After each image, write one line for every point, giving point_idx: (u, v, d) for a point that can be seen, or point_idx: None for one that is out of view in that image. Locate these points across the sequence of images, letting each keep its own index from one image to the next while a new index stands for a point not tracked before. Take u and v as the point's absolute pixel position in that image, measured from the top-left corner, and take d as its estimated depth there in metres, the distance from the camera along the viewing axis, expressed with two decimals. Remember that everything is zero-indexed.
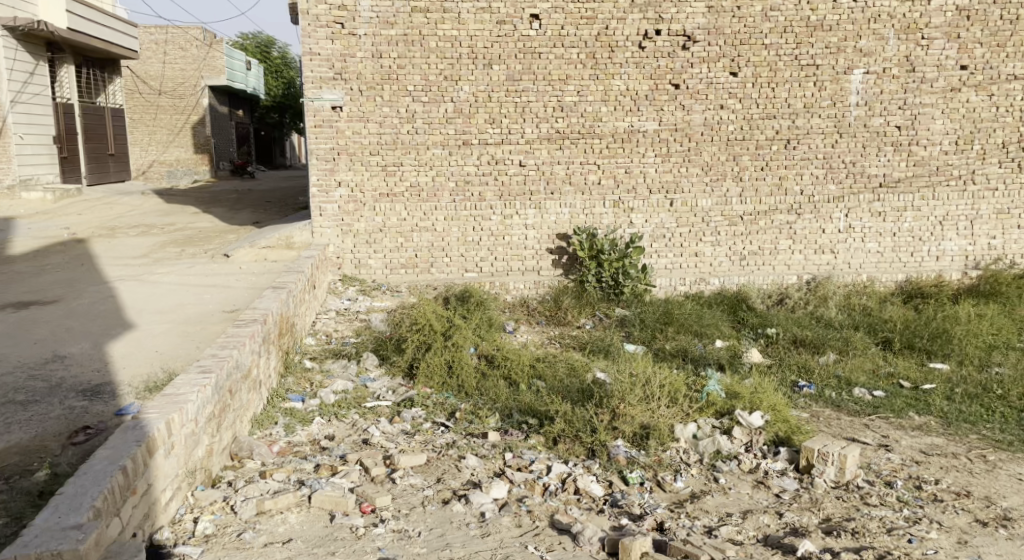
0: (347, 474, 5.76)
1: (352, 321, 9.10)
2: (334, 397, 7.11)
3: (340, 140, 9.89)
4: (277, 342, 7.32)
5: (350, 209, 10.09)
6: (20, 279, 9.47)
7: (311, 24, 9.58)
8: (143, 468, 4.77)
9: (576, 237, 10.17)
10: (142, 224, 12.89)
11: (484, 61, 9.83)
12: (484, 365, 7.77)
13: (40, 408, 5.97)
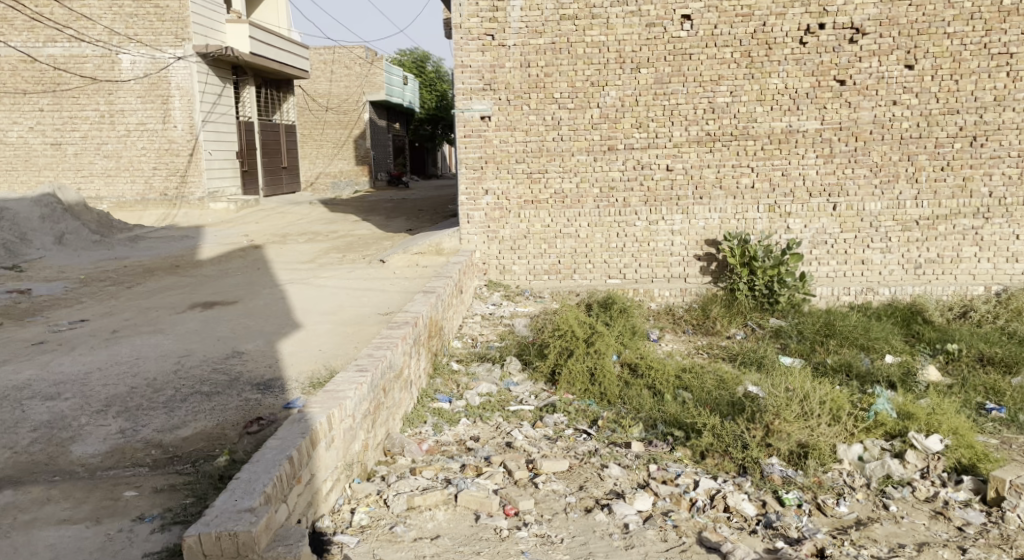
0: (492, 476, 5.74)
1: (496, 326, 9.14)
2: (479, 399, 7.15)
3: (487, 149, 9.98)
4: (427, 344, 7.45)
5: (496, 216, 10.17)
6: (206, 282, 10.10)
7: (463, 37, 9.73)
8: (307, 459, 4.92)
9: (728, 243, 9.81)
10: (308, 231, 13.53)
11: (632, 65, 9.66)
12: (627, 374, 7.63)
13: (221, 399, 6.31)
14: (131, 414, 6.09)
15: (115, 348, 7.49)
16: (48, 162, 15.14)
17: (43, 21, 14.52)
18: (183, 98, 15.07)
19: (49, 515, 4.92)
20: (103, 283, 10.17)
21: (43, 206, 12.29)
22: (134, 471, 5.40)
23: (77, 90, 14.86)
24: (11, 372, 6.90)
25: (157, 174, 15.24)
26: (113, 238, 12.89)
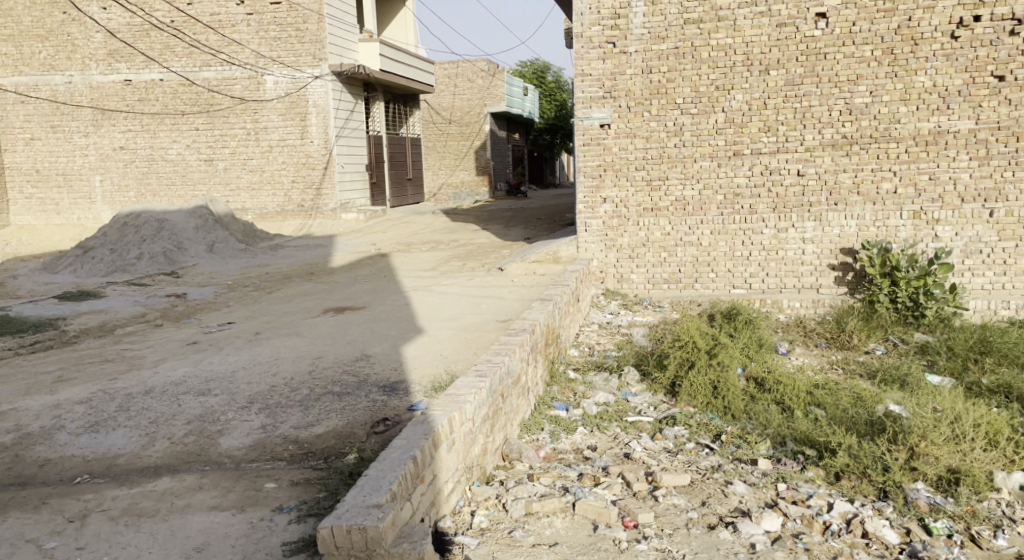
0: (610, 487, 5.89)
1: (614, 335, 9.28)
2: (596, 408, 7.32)
3: (607, 157, 10.16)
4: (544, 352, 7.68)
5: (614, 224, 10.31)
6: (336, 288, 10.67)
7: (584, 46, 9.97)
8: (430, 460, 5.17)
9: (866, 252, 9.61)
10: (431, 240, 14.04)
11: (761, 67, 9.63)
12: (753, 389, 7.61)
13: (351, 399, 6.72)
14: (271, 411, 6.57)
15: (257, 349, 8.07)
16: (201, 177, 16.35)
17: (199, 48, 15.91)
18: (319, 114, 15.92)
19: (200, 501, 5.32)
20: (247, 289, 10.92)
21: (197, 217, 13.29)
22: (273, 465, 5.82)
23: (227, 110, 16.09)
24: (168, 369, 7.54)
25: (296, 186, 16.20)
26: (256, 247, 13.76)
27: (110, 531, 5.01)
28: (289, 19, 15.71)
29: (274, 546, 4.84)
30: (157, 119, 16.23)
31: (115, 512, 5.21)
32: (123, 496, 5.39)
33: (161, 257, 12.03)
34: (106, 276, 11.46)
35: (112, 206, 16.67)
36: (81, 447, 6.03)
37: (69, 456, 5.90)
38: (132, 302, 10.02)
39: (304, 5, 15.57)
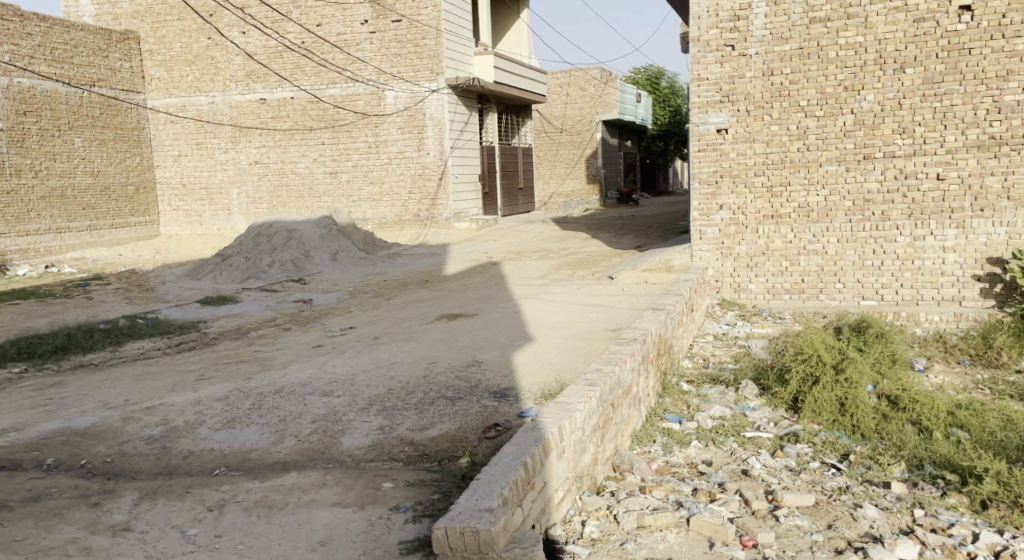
0: (727, 503, 5.82)
1: (730, 347, 9.19)
2: (711, 422, 7.29)
3: (723, 162, 10.13)
4: (656, 362, 7.71)
5: (731, 231, 10.24)
6: (449, 295, 10.97)
7: (701, 50, 10.00)
8: (540, 467, 5.29)
9: (1018, 262, 9.17)
10: (542, 248, 14.21)
11: (895, 65, 9.37)
12: (884, 407, 7.43)
13: (464, 404, 6.94)
14: (389, 413, 6.88)
15: (377, 353, 8.42)
16: (327, 190, 17.25)
17: (326, 66, 16.79)
18: (435, 127, 16.37)
19: (324, 497, 5.62)
20: (367, 295, 11.38)
21: (323, 227, 13.92)
22: (390, 465, 6.09)
23: (351, 124, 16.85)
24: (296, 370, 7.97)
25: (412, 197, 16.71)
26: (375, 255, 14.29)
27: (243, 521, 5.34)
28: (409, 35, 16.26)
29: (391, 544, 5.05)
30: (287, 135, 17.29)
31: (247, 503, 5.55)
32: (256, 490, 5.74)
33: (290, 265, 12.70)
34: (241, 282, 12.17)
35: (247, 217, 17.96)
36: (218, 441, 6.46)
37: (208, 450, 6.33)
38: (264, 307, 10.63)
39: (423, 21, 16.10)
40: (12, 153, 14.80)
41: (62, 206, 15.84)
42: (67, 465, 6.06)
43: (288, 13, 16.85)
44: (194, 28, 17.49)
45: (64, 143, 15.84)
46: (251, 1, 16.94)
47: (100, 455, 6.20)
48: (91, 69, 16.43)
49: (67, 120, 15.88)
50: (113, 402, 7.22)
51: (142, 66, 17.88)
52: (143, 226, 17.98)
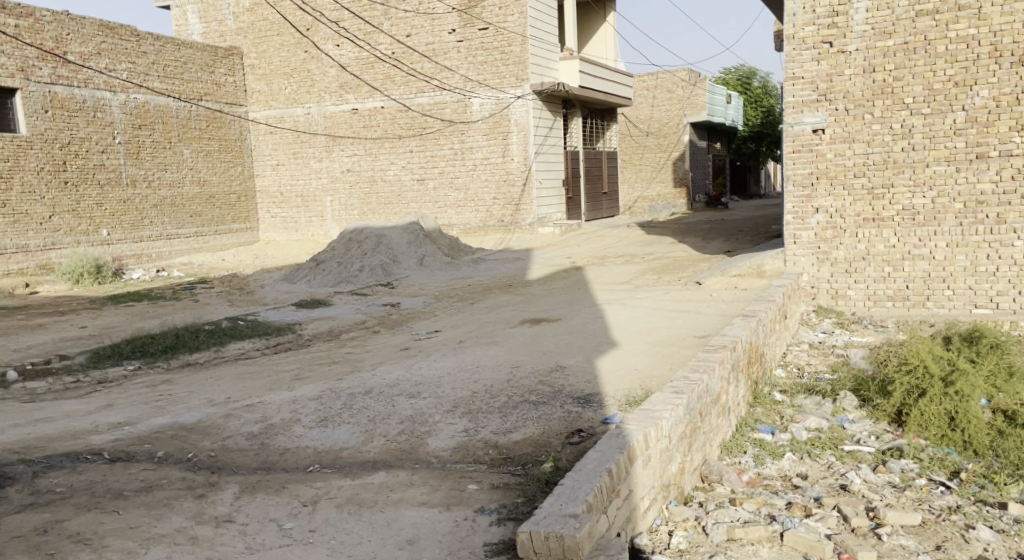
0: (825, 519, 5.72)
1: (827, 356, 8.99)
2: (806, 434, 7.18)
3: (820, 163, 9.96)
4: (746, 371, 7.63)
5: (827, 235, 10.03)
6: (532, 300, 11.06)
7: (796, 48, 9.86)
8: (625, 474, 5.32)
9: None
10: (627, 253, 14.18)
11: (1011, 58, 9.05)
12: (999, 422, 7.14)
13: (547, 409, 7.02)
14: (473, 416, 7.01)
15: (461, 356, 8.57)
16: (414, 196, 17.66)
17: (415, 76, 17.19)
18: (520, 133, 16.50)
19: (412, 497, 5.77)
20: (453, 299, 11.59)
21: (410, 232, 14.22)
22: (475, 468, 6.21)
23: (438, 132, 17.17)
24: (384, 372, 8.18)
25: (497, 203, 16.90)
26: (460, 260, 14.53)
27: (335, 517, 5.53)
28: (496, 43, 16.44)
29: (477, 546, 5.15)
30: (377, 143, 17.82)
31: (340, 500, 5.75)
32: (348, 487, 5.93)
33: (379, 269, 13.02)
34: (333, 286, 12.57)
35: (339, 224, 18.75)
36: (312, 439, 6.70)
37: (302, 447, 6.57)
38: (354, 310, 10.95)
39: (508, 29, 16.23)
40: (129, 165, 16.22)
41: (173, 214, 17.17)
42: (175, 458, 6.37)
43: (379, 25, 17.34)
44: (292, 43, 18.37)
45: (175, 154, 17.16)
46: (345, 14, 17.54)
47: (205, 450, 6.50)
48: (199, 85, 17.70)
49: (178, 132, 17.19)
50: (216, 400, 7.56)
51: (245, 80, 18.97)
52: (245, 233, 19.21)
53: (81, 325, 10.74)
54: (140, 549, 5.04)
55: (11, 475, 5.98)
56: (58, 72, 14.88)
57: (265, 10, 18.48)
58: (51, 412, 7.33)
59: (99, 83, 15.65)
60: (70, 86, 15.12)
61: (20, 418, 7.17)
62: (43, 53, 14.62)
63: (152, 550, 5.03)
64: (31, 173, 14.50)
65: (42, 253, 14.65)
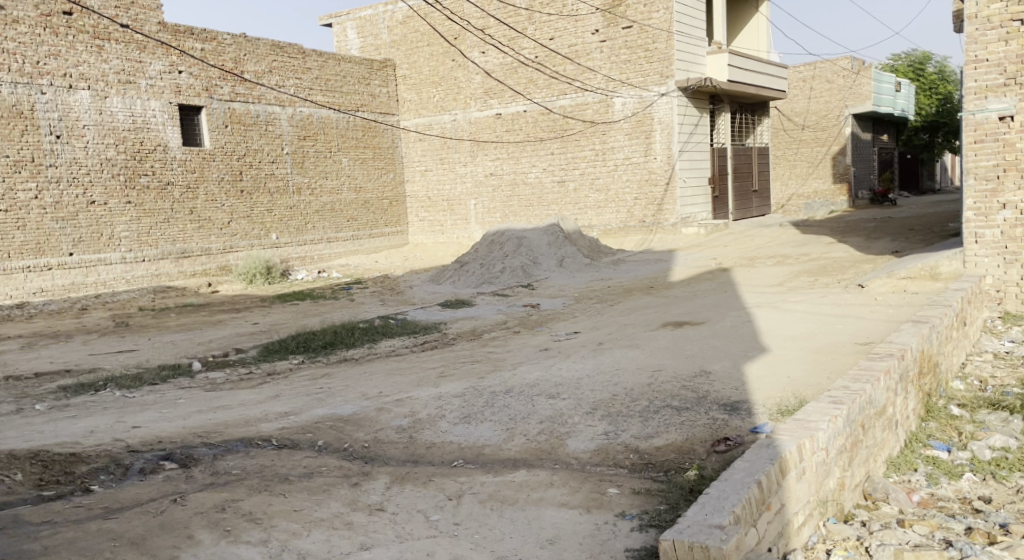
0: (1010, 548, 5.30)
1: (1015, 367, 8.34)
2: (989, 453, 6.72)
3: (1007, 154, 9.32)
4: (917, 382, 7.22)
5: (1016, 233, 9.35)
6: (678, 302, 10.88)
7: (980, 28, 9.30)
8: (777, 487, 5.15)
9: None
10: (779, 254, 13.69)
11: None
12: None
13: (690, 415, 6.88)
14: (613, 419, 6.96)
15: (600, 359, 8.53)
16: (555, 198, 17.80)
17: (558, 79, 17.29)
18: (663, 131, 16.12)
19: (553, 497, 5.79)
20: (592, 301, 11.54)
21: (550, 234, 14.30)
22: (614, 471, 6.17)
23: (579, 133, 17.20)
24: (525, 372, 8.26)
25: (638, 203, 16.67)
26: (600, 261, 14.46)
27: (478, 512, 5.62)
28: (639, 41, 16.17)
29: (617, 550, 5.12)
30: (520, 147, 18.10)
31: (483, 496, 5.84)
32: (490, 483, 6.02)
33: (520, 271, 13.19)
34: (476, 286, 12.87)
35: (483, 226, 19.16)
36: (456, 435, 6.85)
37: (447, 442, 6.73)
38: (496, 311, 11.10)
39: (653, 25, 15.90)
40: (295, 173, 17.26)
41: (332, 219, 18.12)
42: (333, 448, 6.67)
43: (523, 30, 17.55)
44: (440, 52, 18.96)
45: (334, 163, 18.11)
46: (491, 21, 17.92)
47: (359, 441, 6.77)
48: (356, 97, 18.58)
49: (337, 142, 18.13)
50: (369, 393, 7.86)
51: (397, 90, 19.76)
52: (396, 236, 19.96)
53: (253, 320, 11.47)
54: (302, 531, 5.29)
55: (194, 456, 6.41)
56: (236, 90, 16.11)
57: (416, 22, 19.21)
58: (227, 401, 7.82)
59: (271, 99, 16.76)
60: (246, 103, 16.32)
61: (200, 405, 7.69)
62: (223, 73, 15.86)
63: (312, 533, 5.27)
64: (213, 184, 15.77)
65: (222, 255, 15.98)
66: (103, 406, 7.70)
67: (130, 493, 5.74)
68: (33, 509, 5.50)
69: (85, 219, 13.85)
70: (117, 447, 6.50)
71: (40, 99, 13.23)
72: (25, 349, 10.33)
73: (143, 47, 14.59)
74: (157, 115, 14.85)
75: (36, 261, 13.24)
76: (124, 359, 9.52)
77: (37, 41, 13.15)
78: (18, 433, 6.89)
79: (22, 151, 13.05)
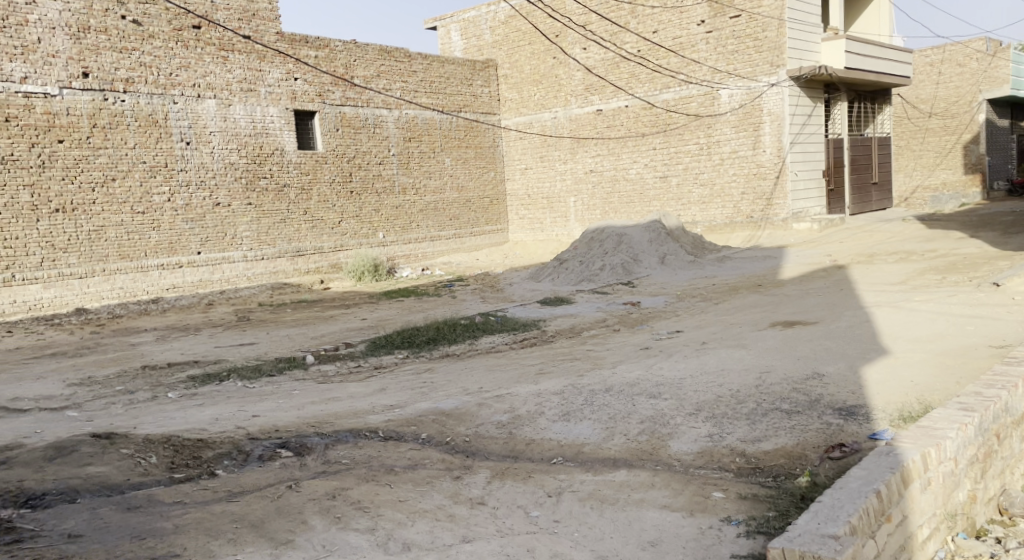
0: None
1: None
2: None
3: None
4: None
5: None
6: (790, 301, 10.45)
7: None
8: (898, 497, 4.82)
9: None
10: (901, 250, 13.01)
11: None
12: None
13: (802, 419, 6.55)
14: (718, 421, 6.69)
15: (703, 359, 8.24)
16: (657, 194, 17.45)
17: (661, 72, 16.96)
18: (774, 122, 15.52)
19: (654, 498, 5.58)
20: (696, 299, 11.19)
21: (651, 231, 13.99)
22: (720, 475, 5.92)
23: (683, 127, 16.81)
24: (625, 371, 8.05)
25: (745, 198, 16.12)
26: (705, 259, 14.06)
27: (578, 511, 5.47)
28: (748, 30, 15.60)
29: (722, 556, 4.89)
30: (621, 143, 17.85)
31: (583, 494, 5.68)
32: (590, 482, 5.86)
33: (620, 268, 12.96)
34: (575, 285, 12.73)
35: (583, 223, 19.01)
36: (555, 432, 6.73)
37: (546, 440, 6.61)
38: (596, 308, 10.95)
39: (763, 13, 15.31)
40: (401, 174, 17.49)
41: (435, 218, 18.28)
42: (436, 441, 6.63)
43: (626, 25, 17.30)
44: (542, 50, 18.92)
45: (438, 163, 18.26)
46: (593, 17, 17.79)
47: (460, 435, 6.72)
48: (459, 97, 18.67)
49: (441, 143, 18.27)
50: (470, 389, 7.81)
51: (499, 90, 19.80)
52: (497, 234, 19.99)
53: (362, 316, 11.62)
54: (407, 521, 5.27)
55: (307, 445, 6.49)
56: (347, 94, 16.43)
57: (518, 21, 19.19)
58: (338, 393, 7.92)
59: (379, 102, 17.00)
60: (356, 107, 16.62)
61: (314, 396, 7.81)
62: (335, 79, 16.20)
63: (416, 523, 5.24)
64: (325, 185, 16.11)
65: (334, 253, 16.32)
66: (226, 395, 7.91)
67: (250, 478, 5.83)
68: (166, 490, 5.61)
69: (212, 220, 14.36)
70: (239, 434, 6.64)
71: (173, 109, 13.82)
72: (159, 340, 10.77)
73: (263, 57, 15.04)
74: (275, 121, 15.26)
75: (168, 260, 13.84)
76: (246, 351, 9.80)
77: (171, 54, 13.79)
78: (151, 419, 7.13)
79: (157, 157, 13.62)
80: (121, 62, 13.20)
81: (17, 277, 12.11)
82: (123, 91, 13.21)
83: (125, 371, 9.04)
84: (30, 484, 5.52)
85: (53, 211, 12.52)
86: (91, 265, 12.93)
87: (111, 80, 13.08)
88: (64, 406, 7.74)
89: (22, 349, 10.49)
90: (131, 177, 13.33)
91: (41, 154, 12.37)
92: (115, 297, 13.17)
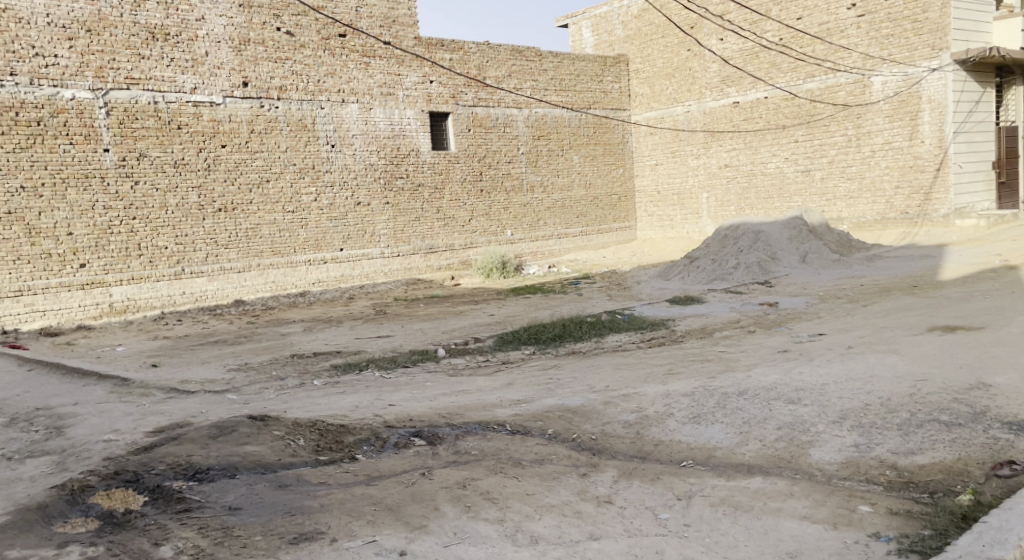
0: None
1: None
2: None
3: None
4: None
5: None
6: (949, 304, 9.69)
7: None
8: None
9: None
10: None
11: None
12: None
13: (963, 432, 5.98)
14: (866, 430, 6.21)
15: (850, 364, 7.70)
16: (797, 189, 16.66)
17: (805, 60, 16.19)
18: (934, 110, 14.50)
19: (793, 508, 5.19)
20: (841, 301, 10.56)
21: (792, 228, 13.33)
22: (868, 487, 5.46)
23: (828, 118, 15.97)
24: (761, 374, 7.63)
25: (899, 193, 15.15)
26: (852, 258, 13.27)
27: (710, 516, 5.16)
28: (906, 11, 14.64)
29: None
30: (760, 136, 17.14)
31: (715, 499, 5.36)
32: (723, 487, 5.53)
33: (756, 267, 12.43)
34: (709, 283, 12.28)
35: (716, 221, 18.38)
36: (686, 435, 6.41)
37: (677, 441, 6.31)
38: (730, 309, 10.49)
39: None
40: (529, 172, 17.41)
41: (562, 216, 18.11)
42: (563, 437, 6.45)
43: (767, 12, 16.63)
44: (676, 43, 18.44)
45: (567, 160, 18.10)
46: (730, 6, 17.18)
47: (587, 432, 6.51)
48: (590, 94, 18.48)
49: (570, 140, 18.11)
50: (598, 387, 7.59)
51: (629, 85, 19.48)
52: (625, 231, 19.60)
53: (491, 313, 11.56)
54: (534, 514, 5.11)
55: (439, 435, 6.44)
56: (479, 95, 16.49)
57: (651, 15, 18.77)
58: (467, 386, 7.87)
59: (509, 101, 16.98)
60: (487, 107, 16.66)
61: (445, 388, 7.78)
62: (468, 80, 16.29)
63: (544, 518, 5.08)
64: (457, 184, 16.22)
65: (464, 251, 16.43)
66: (366, 385, 8.00)
67: (387, 464, 5.82)
68: (313, 471, 5.66)
69: (353, 218, 14.70)
70: (377, 422, 6.66)
71: (320, 114, 14.21)
72: (306, 331, 11.08)
73: (401, 61, 15.27)
74: (411, 122, 15.47)
75: (314, 255, 14.25)
76: (383, 343, 9.92)
77: (319, 62, 14.18)
78: (298, 404, 7.27)
79: (306, 159, 14.04)
80: (276, 71, 13.68)
81: (186, 270, 12.81)
82: (277, 99, 13.68)
83: (276, 359, 9.33)
84: (199, 458, 5.63)
85: (217, 211, 13.12)
86: (248, 260, 13.46)
87: (267, 88, 13.57)
88: (224, 389, 8.04)
89: (188, 337, 11.04)
90: (282, 178, 13.80)
91: (207, 158, 12.97)
92: (268, 289, 13.69)
